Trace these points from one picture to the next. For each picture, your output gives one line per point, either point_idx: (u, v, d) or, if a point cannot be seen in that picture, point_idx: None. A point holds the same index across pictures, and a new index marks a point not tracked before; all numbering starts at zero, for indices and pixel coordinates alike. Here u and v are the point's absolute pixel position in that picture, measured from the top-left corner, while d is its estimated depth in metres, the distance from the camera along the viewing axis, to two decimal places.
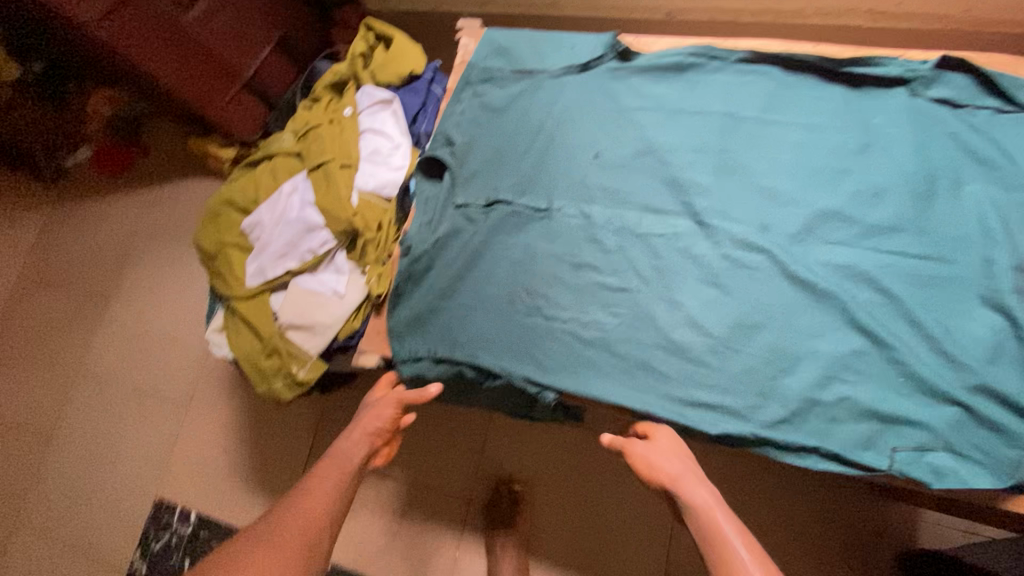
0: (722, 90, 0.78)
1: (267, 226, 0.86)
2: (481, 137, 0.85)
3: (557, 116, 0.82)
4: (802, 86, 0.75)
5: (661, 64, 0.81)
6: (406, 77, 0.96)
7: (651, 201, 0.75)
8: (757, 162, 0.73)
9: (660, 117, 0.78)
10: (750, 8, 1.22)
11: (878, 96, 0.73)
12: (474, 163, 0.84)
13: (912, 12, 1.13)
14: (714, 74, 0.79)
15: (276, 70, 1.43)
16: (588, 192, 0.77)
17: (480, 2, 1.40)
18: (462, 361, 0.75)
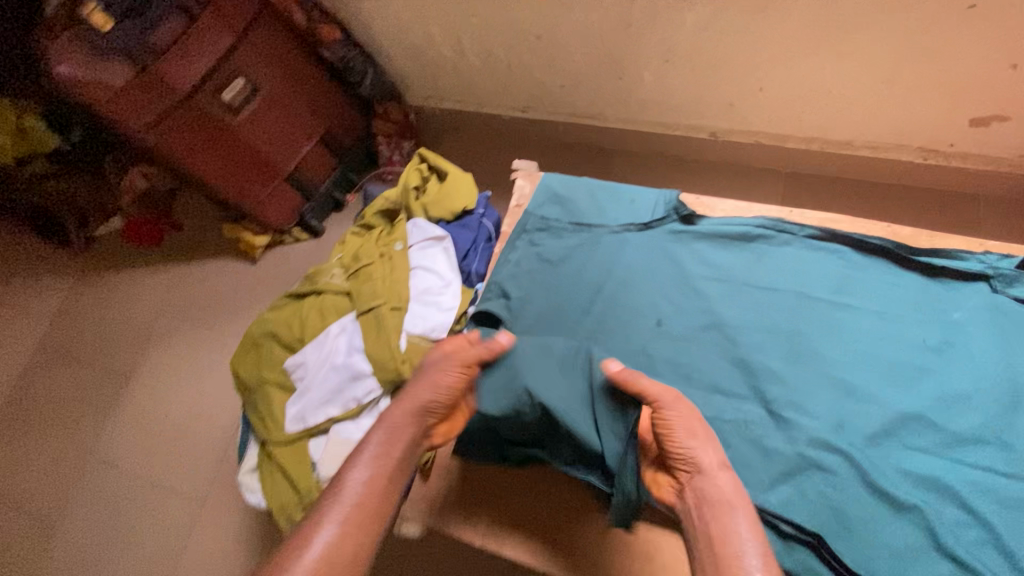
0: (791, 266, 0.76)
1: (311, 369, 0.83)
2: (538, 288, 0.83)
3: (617, 275, 0.80)
4: (874, 271, 0.74)
5: (726, 232, 0.79)
6: (458, 213, 0.95)
7: (719, 381, 0.72)
8: (831, 350, 0.71)
9: (727, 289, 0.76)
10: (797, 135, 1.22)
11: (952, 288, 0.71)
12: (530, 317, 0.81)
13: (965, 153, 1.13)
14: (783, 247, 0.78)
15: (316, 161, 1.44)
16: (649, 361, 0.75)
17: (525, 107, 1.42)
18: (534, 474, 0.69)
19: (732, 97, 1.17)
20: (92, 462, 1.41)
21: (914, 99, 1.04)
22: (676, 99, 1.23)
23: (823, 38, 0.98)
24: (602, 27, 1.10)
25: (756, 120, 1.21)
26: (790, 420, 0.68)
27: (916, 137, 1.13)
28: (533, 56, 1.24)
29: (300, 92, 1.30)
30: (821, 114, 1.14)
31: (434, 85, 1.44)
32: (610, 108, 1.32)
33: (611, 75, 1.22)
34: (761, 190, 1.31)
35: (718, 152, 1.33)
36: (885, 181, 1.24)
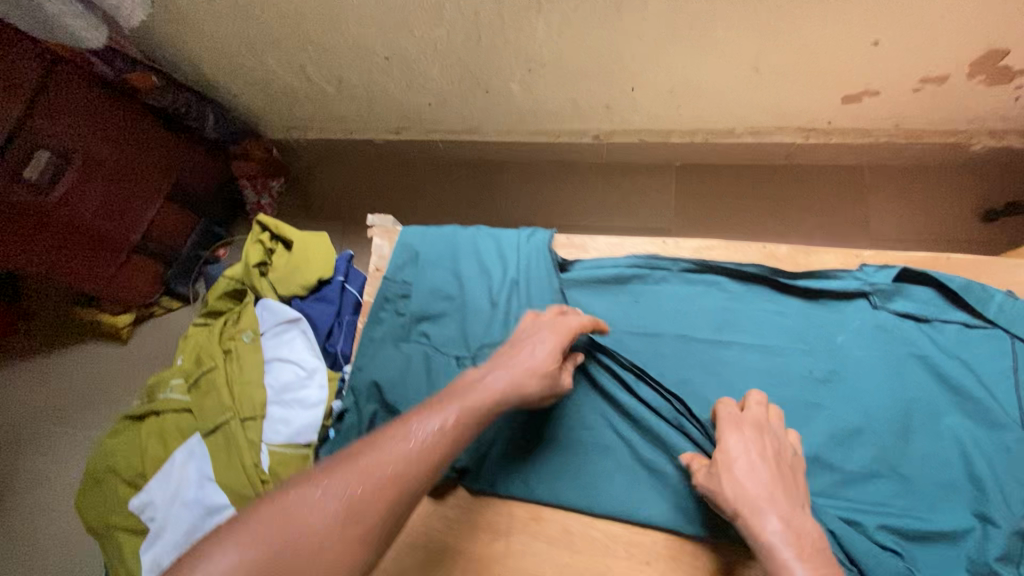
0: (674, 304, 0.69)
1: (160, 510, 0.71)
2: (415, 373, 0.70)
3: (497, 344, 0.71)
4: (757, 299, 0.68)
5: (607, 274, 0.72)
6: (313, 285, 0.83)
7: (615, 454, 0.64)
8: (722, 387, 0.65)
9: (610, 341, 0.69)
10: (680, 129, 1.16)
11: (838, 308, 0.66)
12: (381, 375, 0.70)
13: (842, 129, 1.10)
14: (660, 284, 0.71)
15: (170, 222, 1.26)
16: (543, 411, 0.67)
17: (397, 128, 1.28)
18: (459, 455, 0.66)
19: (607, 100, 1.09)
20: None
21: (786, 85, 0.99)
22: (551, 106, 1.14)
23: (683, 35, 0.91)
24: (451, 42, 0.99)
25: (639, 118, 1.14)
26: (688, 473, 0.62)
27: (795, 119, 1.09)
28: (389, 79, 1.11)
29: (130, 150, 1.12)
30: (699, 107, 1.08)
31: (290, 117, 1.28)
32: (486, 121, 1.21)
33: (477, 90, 1.11)
34: (654, 188, 1.27)
35: (607, 154, 1.26)
36: (774, 163, 1.20)
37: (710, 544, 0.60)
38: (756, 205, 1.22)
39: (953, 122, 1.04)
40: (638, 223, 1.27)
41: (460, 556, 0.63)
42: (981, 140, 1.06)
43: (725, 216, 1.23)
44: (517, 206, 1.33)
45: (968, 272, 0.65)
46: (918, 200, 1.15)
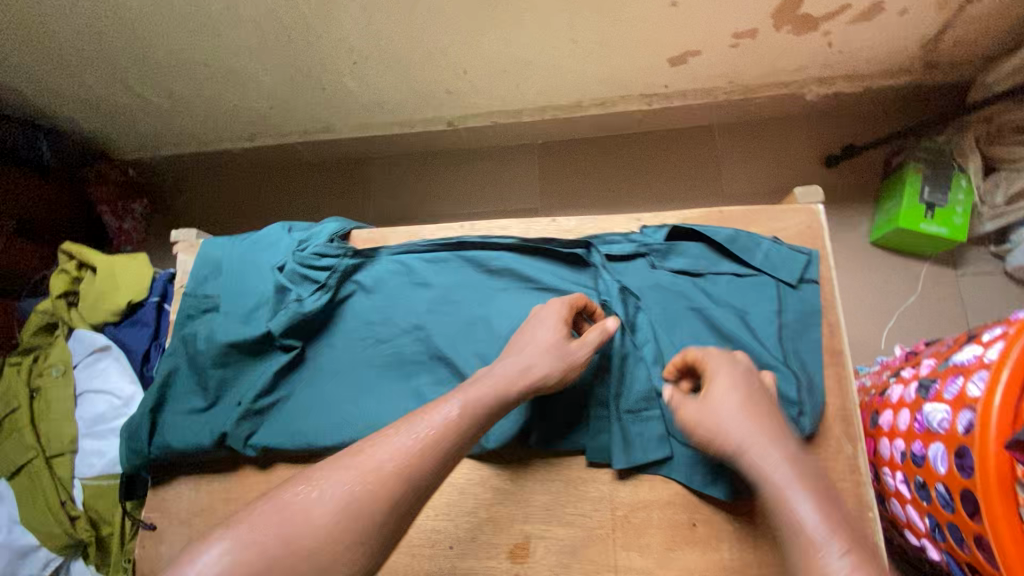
0: (471, 280, 0.71)
1: None
2: (209, 365, 0.67)
3: (290, 320, 0.66)
4: (548, 258, 0.71)
5: (404, 263, 0.71)
6: (125, 310, 0.80)
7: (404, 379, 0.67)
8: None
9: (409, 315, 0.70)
10: (528, 108, 1.15)
11: (624, 267, 0.68)
12: (190, 350, 0.69)
13: (681, 91, 1.11)
14: (459, 253, 0.71)
15: (24, 258, 1.14)
16: (350, 331, 0.70)
17: (250, 135, 1.25)
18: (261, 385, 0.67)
19: (446, 84, 1.08)
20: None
21: (611, 52, 0.99)
22: (395, 97, 1.12)
23: (489, 14, 0.89)
24: (263, 40, 0.96)
25: (484, 100, 1.13)
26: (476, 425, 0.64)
27: (634, 86, 1.09)
28: (219, 85, 1.08)
29: None
30: (537, 84, 1.08)
31: (137, 135, 1.23)
32: (337, 119, 1.19)
33: (312, 87, 1.08)
34: (517, 169, 1.27)
35: (467, 139, 1.25)
36: (628, 131, 1.21)
37: (505, 521, 0.62)
38: (616, 175, 1.23)
39: (782, 73, 1.05)
40: (504, 205, 1.26)
41: None
42: (813, 88, 1.08)
43: (586, 188, 1.23)
44: (385, 200, 1.31)
45: (739, 225, 0.68)
46: (766, 152, 1.17)
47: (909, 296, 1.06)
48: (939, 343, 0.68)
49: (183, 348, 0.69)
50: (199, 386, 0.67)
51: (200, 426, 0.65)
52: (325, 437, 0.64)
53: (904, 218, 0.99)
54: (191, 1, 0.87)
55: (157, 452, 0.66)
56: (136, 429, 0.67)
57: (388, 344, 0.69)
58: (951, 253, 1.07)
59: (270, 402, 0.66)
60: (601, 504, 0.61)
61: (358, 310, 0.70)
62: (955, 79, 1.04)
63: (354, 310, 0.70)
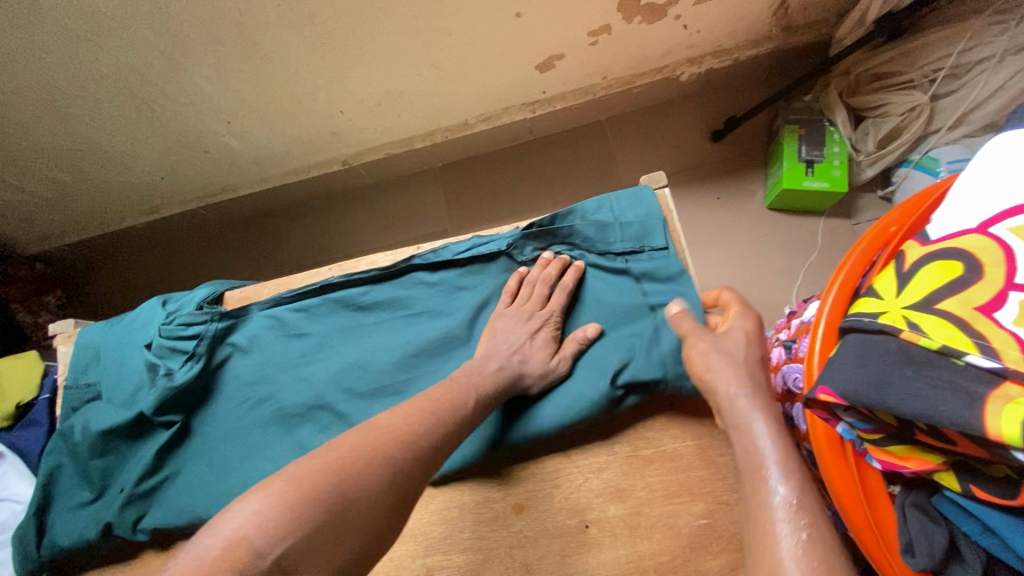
0: (343, 322, 0.69)
1: None
2: (88, 455, 0.66)
3: (160, 396, 0.65)
4: (418, 285, 0.70)
5: (275, 316, 0.70)
6: (14, 413, 0.79)
7: (288, 434, 0.65)
8: (391, 376, 0.65)
9: (287, 367, 0.68)
10: (417, 135, 1.16)
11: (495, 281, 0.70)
12: (71, 445, 0.67)
13: (560, 94, 1.12)
14: (328, 294, 0.70)
15: None
16: (231, 395, 0.68)
17: (151, 209, 1.24)
18: (143, 470, 0.65)
19: (327, 125, 1.08)
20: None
21: (477, 70, 1.00)
22: (283, 146, 1.12)
23: (340, 54, 0.90)
24: (127, 116, 0.96)
25: (371, 134, 1.13)
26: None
27: (512, 96, 1.10)
28: (99, 167, 1.07)
29: None
30: (418, 110, 1.08)
31: (34, 229, 1.22)
32: (232, 177, 1.19)
33: (194, 152, 1.08)
34: (423, 194, 1.28)
35: (368, 174, 1.25)
36: (522, 140, 1.23)
37: (406, 559, 0.62)
38: (518, 185, 1.24)
39: (651, 61, 1.07)
40: (416, 233, 1.27)
41: None
42: (686, 69, 1.10)
43: (493, 202, 1.24)
44: (301, 247, 1.31)
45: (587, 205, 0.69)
46: (658, 137, 1.19)
47: (812, 253, 1.08)
48: (801, 304, 0.68)
49: (66, 444, 0.68)
50: (85, 479, 0.66)
51: (86, 521, 0.64)
52: (208, 508, 0.62)
53: (787, 177, 1.01)
54: (39, 90, 0.86)
55: (47, 555, 0.64)
56: (22, 539, 0.64)
57: (268, 400, 0.67)
58: (844, 204, 1.10)
59: (152, 484, 0.64)
60: (496, 524, 0.61)
61: (236, 372, 0.69)
62: (817, 39, 1.06)
63: (232, 373, 0.69)
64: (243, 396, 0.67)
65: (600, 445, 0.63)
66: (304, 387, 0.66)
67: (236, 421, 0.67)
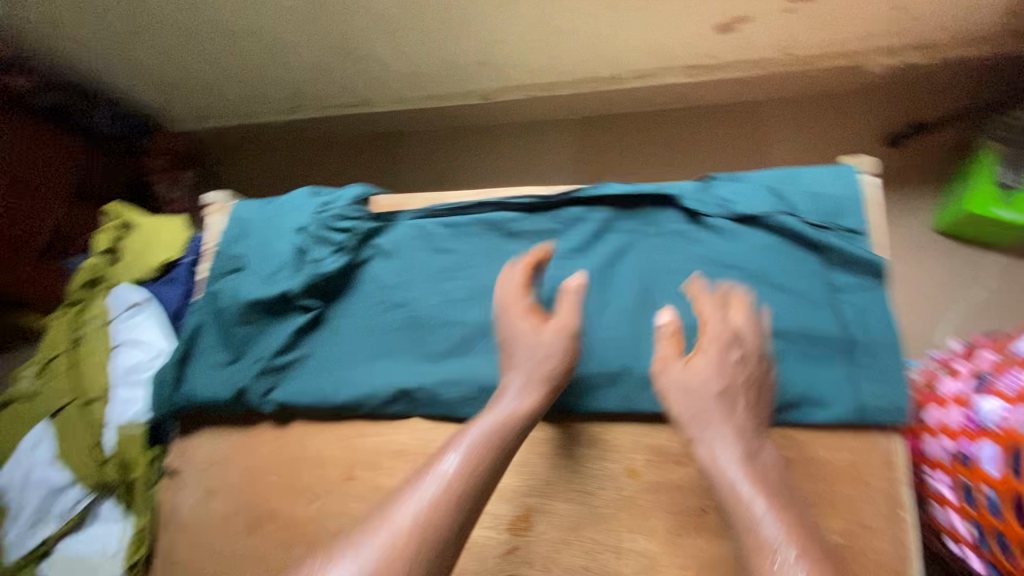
0: (487, 246, 0.69)
1: (15, 490, 0.74)
2: (229, 321, 0.69)
3: (308, 280, 0.67)
4: (568, 225, 0.68)
5: (423, 227, 0.71)
6: (162, 267, 0.84)
7: (420, 343, 0.66)
8: (531, 308, 0.64)
9: (430, 278, 0.68)
10: (563, 79, 1.11)
11: (657, 242, 0.65)
12: (215, 307, 0.70)
13: (730, 64, 1.03)
14: (478, 215, 0.70)
15: (82, 222, 1.28)
16: (371, 293, 0.69)
17: (291, 108, 1.28)
18: (280, 346, 0.67)
19: (479, 54, 1.05)
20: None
21: (649, 20, 0.94)
22: (429, 68, 1.10)
23: None
24: (297, 8, 0.97)
25: (518, 72, 1.10)
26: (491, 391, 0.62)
27: (675, 56, 1.03)
28: (258, 57, 1.11)
29: (33, 153, 1.17)
30: (573, 54, 1.03)
31: (185, 106, 1.29)
32: (371, 91, 1.19)
33: (346, 58, 1.09)
34: (552, 144, 1.23)
35: (501, 112, 1.23)
36: (672, 106, 1.15)
37: (508, 492, 0.61)
38: (652, 153, 1.19)
39: (844, 42, 0.96)
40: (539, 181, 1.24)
41: (277, 520, 0.67)
42: (879, 61, 0.98)
43: (624, 165, 1.19)
44: (423, 174, 1.31)
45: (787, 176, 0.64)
46: (821, 130, 1.09)
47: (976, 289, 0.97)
48: (986, 341, 0.63)
49: (211, 305, 0.71)
50: (223, 341, 0.69)
51: (222, 380, 0.67)
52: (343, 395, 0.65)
53: (974, 199, 0.90)
54: None
55: (184, 404, 0.68)
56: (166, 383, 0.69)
57: (407, 307, 0.68)
58: None
59: (287, 360, 0.67)
60: (607, 482, 0.59)
61: (378, 272, 0.70)
62: None
63: (372, 273, 0.70)
64: (380, 297, 0.69)
65: None
66: (442, 301, 0.67)
67: (371, 318, 0.69)
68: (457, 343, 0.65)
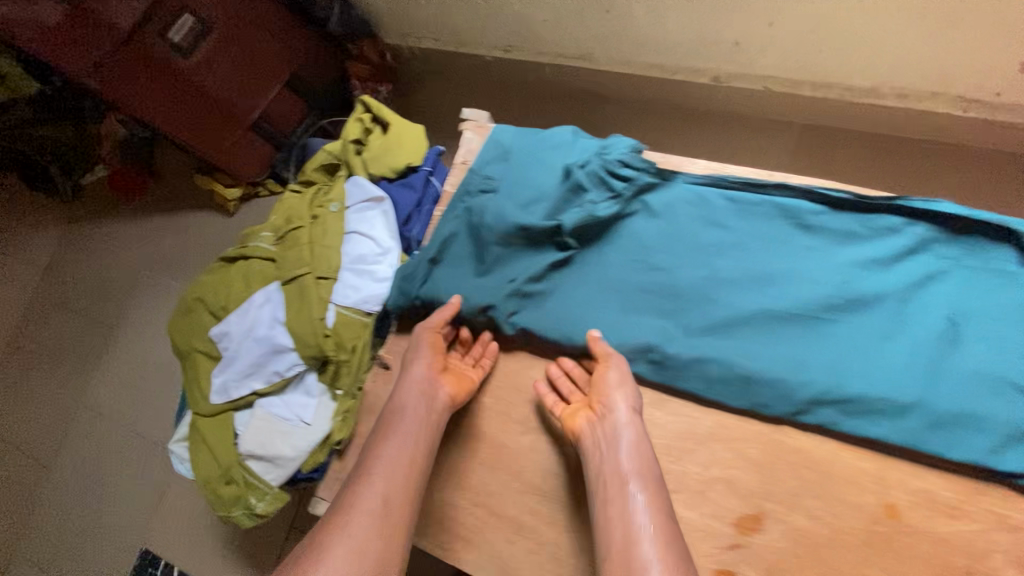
0: (766, 230, 0.72)
1: (235, 340, 0.78)
2: (505, 240, 0.74)
3: (582, 219, 0.73)
4: (845, 231, 0.70)
5: (698, 196, 0.75)
6: (401, 171, 0.86)
7: (674, 306, 0.70)
8: (813, 307, 0.67)
9: (696, 249, 0.72)
10: (815, 80, 1.04)
11: (966, 279, 0.66)
12: (477, 219, 0.76)
13: (1011, 105, 0.95)
14: (758, 201, 0.73)
15: (285, 108, 1.34)
16: (635, 248, 0.74)
17: (507, 46, 1.27)
18: (536, 272, 0.73)
19: (738, 32, 1.00)
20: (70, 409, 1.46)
21: (956, 38, 0.86)
22: (675, 35, 1.06)
23: None
24: None
25: (766, 61, 1.04)
26: (781, 380, 0.64)
27: (958, 84, 0.94)
28: None
29: (269, 33, 1.23)
30: (840, 55, 0.97)
31: (408, 21, 1.31)
32: (599, 47, 1.16)
33: (597, 8, 1.06)
34: (770, 149, 1.18)
35: (725, 99, 1.17)
36: (914, 135, 1.07)
37: None
38: (873, 179, 1.11)
39: None
40: None
41: (502, 450, 0.71)
42: None
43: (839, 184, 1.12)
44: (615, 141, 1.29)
45: None
46: None
47: None
48: None
49: (471, 215, 0.77)
50: (481, 254, 0.75)
51: (476, 288, 0.74)
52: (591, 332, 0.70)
53: None
54: None
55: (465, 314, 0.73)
56: (416, 279, 0.76)
57: (668, 269, 0.72)
58: None
59: (540, 287, 0.73)
60: None
61: (642, 228, 0.75)
62: None
63: (634, 228, 0.75)
64: (639, 253, 0.74)
65: (999, 492, 0.59)
66: (702, 272, 0.71)
67: (625, 270, 0.73)
68: (736, 322, 0.68)
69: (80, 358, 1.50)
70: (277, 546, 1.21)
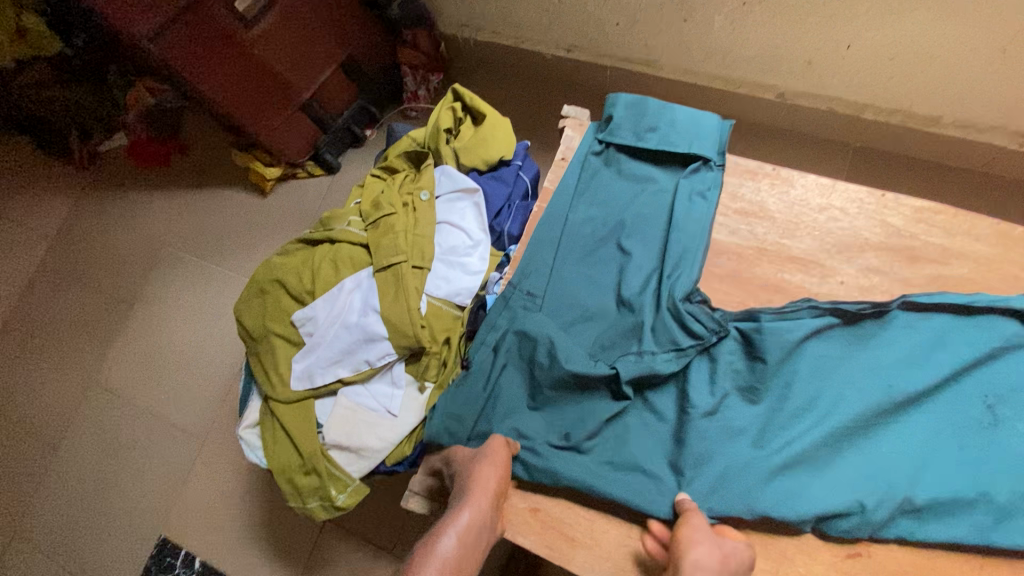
0: (818, 365, 0.63)
1: (321, 326, 0.76)
2: (551, 386, 0.68)
3: (634, 369, 0.66)
4: (913, 349, 0.62)
5: (744, 329, 0.65)
6: (492, 163, 0.86)
7: (734, 451, 0.61)
8: (880, 431, 0.60)
9: (744, 381, 0.64)
10: (879, 105, 1.08)
11: (970, 343, 0.61)
12: (515, 355, 0.71)
13: None
14: (814, 329, 0.64)
15: (334, 89, 1.31)
16: (680, 380, 0.66)
17: (569, 46, 1.27)
18: (581, 413, 0.66)
19: (812, 53, 1.02)
20: (79, 385, 1.38)
21: None
22: (748, 51, 1.08)
23: None
24: None
25: (835, 83, 1.07)
26: (843, 512, 0.56)
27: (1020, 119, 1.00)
28: None
29: (330, 13, 1.20)
30: (914, 82, 1.00)
31: (470, 12, 1.29)
32: (666, 55, 1.17)
33: (675, 17, 1.07)
34: (823, 162, 1.21)
35: (784, 115, 1.20)
36: (966, 164, 1.12)
37: None
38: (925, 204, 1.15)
39: None
40: None
41: None
42: None
43: None
44: None
45: None
46: None
47: None
48: None
49: (502, 348, 0.72)
50: (529, 390, 0.70)
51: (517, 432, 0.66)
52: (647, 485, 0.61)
53: None
54: None
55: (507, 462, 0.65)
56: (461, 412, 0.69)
57: (715, 401, 0.63)
58: None
59: (584, 436, 0.65)
60: None
61: (687, 354, 0.66)
62: None
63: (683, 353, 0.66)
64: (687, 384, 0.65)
65: None
66: (760, 412, 0.63)
67: (679, 404, 0.65)
68: (802, 457, 0.59)
69: (93, 336, 1.43)
70: (311, 538, 1.18)
